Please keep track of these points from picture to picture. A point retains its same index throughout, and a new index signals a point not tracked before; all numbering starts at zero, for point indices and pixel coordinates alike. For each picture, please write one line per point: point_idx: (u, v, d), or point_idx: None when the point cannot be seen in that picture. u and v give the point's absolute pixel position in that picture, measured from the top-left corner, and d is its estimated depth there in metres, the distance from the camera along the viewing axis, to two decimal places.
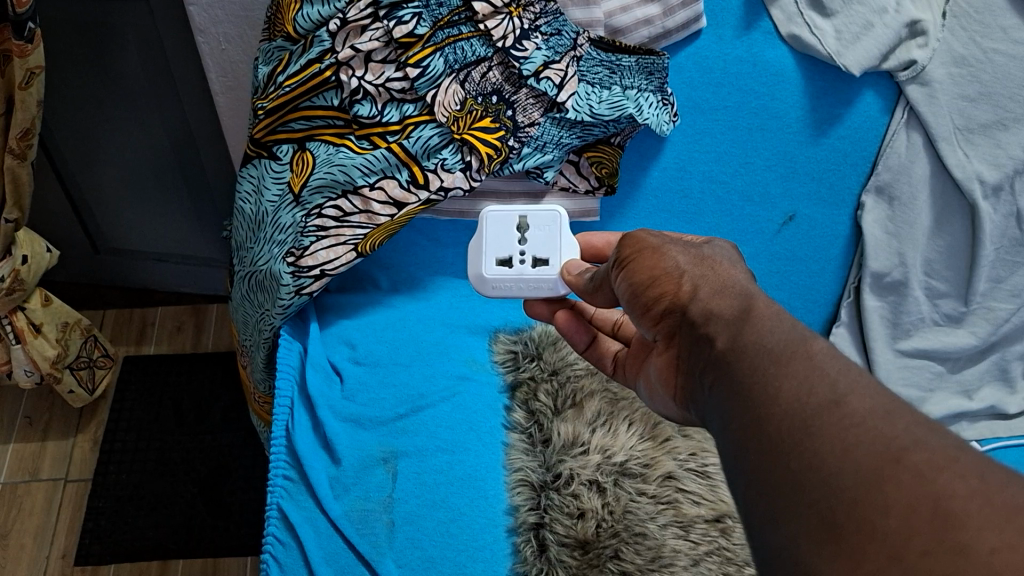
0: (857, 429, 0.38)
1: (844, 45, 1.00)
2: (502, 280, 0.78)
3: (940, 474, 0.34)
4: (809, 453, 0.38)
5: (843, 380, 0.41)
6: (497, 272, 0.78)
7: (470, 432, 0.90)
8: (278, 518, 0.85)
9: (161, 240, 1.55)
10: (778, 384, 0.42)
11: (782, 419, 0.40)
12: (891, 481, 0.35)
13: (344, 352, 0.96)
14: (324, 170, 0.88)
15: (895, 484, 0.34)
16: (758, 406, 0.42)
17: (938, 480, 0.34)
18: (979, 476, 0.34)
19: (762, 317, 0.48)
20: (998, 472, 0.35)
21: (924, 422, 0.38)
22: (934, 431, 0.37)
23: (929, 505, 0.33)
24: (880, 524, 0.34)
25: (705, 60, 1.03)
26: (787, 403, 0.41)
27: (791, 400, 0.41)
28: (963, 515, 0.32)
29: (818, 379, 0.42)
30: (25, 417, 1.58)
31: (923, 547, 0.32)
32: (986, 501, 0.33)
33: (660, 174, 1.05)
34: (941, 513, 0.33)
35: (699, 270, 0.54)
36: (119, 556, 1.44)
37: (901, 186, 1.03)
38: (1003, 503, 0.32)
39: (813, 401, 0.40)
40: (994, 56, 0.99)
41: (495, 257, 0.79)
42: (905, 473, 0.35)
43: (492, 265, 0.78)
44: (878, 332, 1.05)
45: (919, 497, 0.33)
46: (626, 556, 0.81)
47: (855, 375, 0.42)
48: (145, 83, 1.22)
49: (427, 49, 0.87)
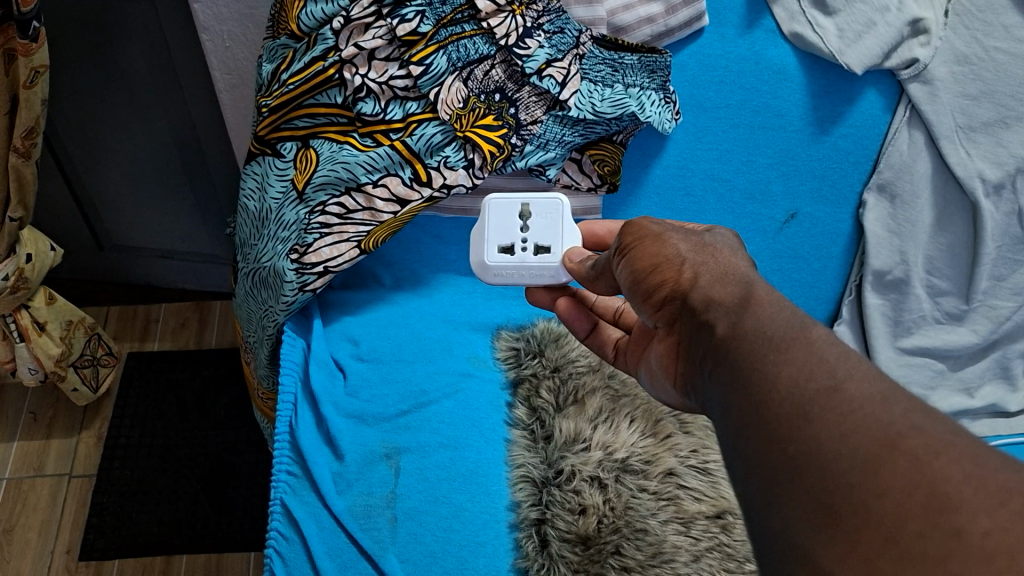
0: (855, 414, 0.38)
1: (846, 43, 1.00)
2: (504, 265, 0.79)
3: (936, 458, 0.35)
4: (807, 439, 0.38)
5: (841, 366, 0.42)
6: (499, 256, 0.79)
7: (473, 428, 0.90)
8: (282, 513, 0.86)
9: (165, 237, 1.56)
10: (777, 370, 0.43)
11: (780, 405, 0.41)
12: (888, 465, 0.35)
13: (347, 348, 0.97)
14: (328, 167, 0.88)
15: (891, 468, 0.35)
16: (758, 391, 0.42)
17: (933, 465, 0.34)
18: (975, 460, 0.34)
19: (762, 304, 0.48)
20: (994, 455, 0.35)
21: (922, 407, 0.38)
22: (932, 416, 0.38)
23: (924, 490, 0.34)
24: (875, 507, 0.34)
25: (707, 59, 1.03)
26: (785, 388, 0.41)
27: (790, 386, 0.41)
28: (957, 498, 0.33)
29: (816, 364, 0.42)
30: (30, 413, 1.59)
31: (918, 529, 0.33)
32: (981, 484, 0.33)
33: (662, 171, 1.05)
34: (936, 496, 0.33)
35: (699, 257, 0.55)
36: (123, 550, 1.45)
37: (903, 184, 1.03)
38: (998, 486, 0.33)
39: (812, 385, 0.41)
40: (996, 55, 0.99)
41: (497, 242, 0.79)
42: (901, 457, 0.35)
43: (495, 248, 0.79)
44: (879, 330, 1.06)
45: (914, 482, 0.34)
46: (627, 552, 0.82)
47: (854, 362, 0.42)
48: (150, 82, 1.23)
49: (431, 46, 0.88)
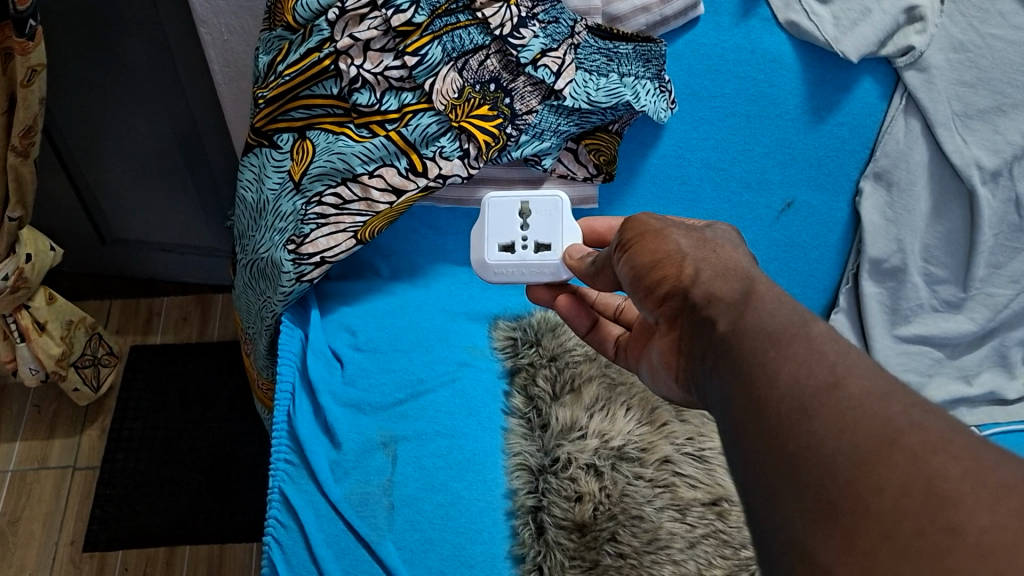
0: (853, 411, 0.38)
1: (842, 31, 1.00)
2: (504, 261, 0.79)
3: (935, 455, 0.35)
4: (806, 436, 0.39)
5: (841, 363, 0.42)
6: (497, 253, 0.79)
7: (470, 417, 0.91)
8: (280, 501, 0.86)
9: (167, 230, 1.57)
10: (776, 367, 0.43)
11: (780, 402, 0.41)
12: (886, 462, 0.35)
13: (344, 338, 0.97)
14: (324, 158, 0.89)
15: (889, 466, 0.35)
16: (759, 389, 0.43)
17: (931, 462, 0.35)
18: (973, 457, 0.34)
19: (762, 300, 0.49)
20: (992, 451, 0.35)
21: (921, 403, 0.39)
22: (931, 412, 0.38)
23: (922, 486, 0.34)
24: (873, 504, 0.34)
25: (703, 48, 1.03)
26: (785, 386, 0.42)
27: (790, 381, 0.42)
28: (955, 495, 0.33)
29: (816, 362, 0.42)
30: (34, 406, 1.60)
31: (916, 525, 0.33)
32: (979, 479, 0.33)
33: (659, 161, 1.05)
34: (934, 493, 0.33)
35: (701, 253, 0.55)
36: (126, 542, 1.46)
37: (899, 172, 1.03)
38: (997, 481, 0.33)
39: (812, 382, 0.41)
40: (992, 42, 0.99)
41: (498, 239, 0.80)
42: (899, 453, 0.35)
43: (495, 244, 0.80)
44: (877, 318, 1.05)
45: (912, 479, 0.34)
46: (623, 538, 0.82)
47: (854, 358, 0.43)
48: (151, 77, 1.24)
49: (426, 37, 0.88)
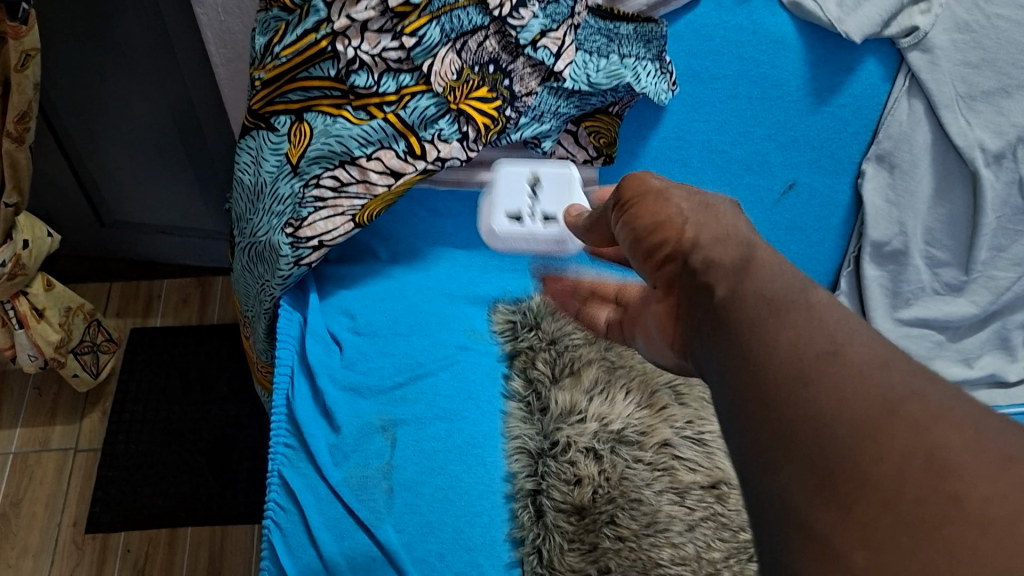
0: (858, 380, 0.36)
1: (845, 11, 0.97)
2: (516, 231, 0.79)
3: (937, 425, 0.33)
4: (805, 403, 0.36)
5: (841, 333, 0.39)
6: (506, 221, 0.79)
7: (469, 400, 0.91)
8: (279, 484, 0.86)
9: (166, 212, 1.56)
10: (777, 333, 0.40)
11: (778, 371, 0.38)
12: (887, 431, 0.33)
13: (343, 321, 0.97)
14: (322, 140, 0.88)
15: (890, 435, 0.33)
16: (754, 354, 0.40)
17: (933, 433, 0.33)
18: (976, 428, 0.33)
19: (762, 266, 0.47)
20: (993, 420, 0.34)
21: (923, 371, 0.37)
22: (930, 380, 0.36)
23: (924, 455, 0.32)
24: (874, 472, 0.33)
25: (704, 28, 0.99)
26: (785, 354, 0.39)
27: (790, 350, 0.39)
28: (956, 465, 0.31)
29: (815, 328, 0.40)
30: (35, 389, 1.60)
31: (917, 496, 0.31)
32: (981, 452, 0.32)
33: (659, 143, 1.04)
34: (937, 466, 0.32)
35: (703, 218, 0.54)
36: (128, 523, 1.46)
37: (901, 154, 1.03)
38: (997, 453, 0.32)
39: (812, 349, 0.39)
40: (998, 22, 0.95)
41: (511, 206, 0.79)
42: (901, 422, 0.33)
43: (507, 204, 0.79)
44: (877, 301, 1.06)
45: (913, 448, 0.32)
46: (622, 522, 0.83)
47: (854, 327, 0.40)
48: (148, 57, 1.22)
49: (424, 17, 0.85)
